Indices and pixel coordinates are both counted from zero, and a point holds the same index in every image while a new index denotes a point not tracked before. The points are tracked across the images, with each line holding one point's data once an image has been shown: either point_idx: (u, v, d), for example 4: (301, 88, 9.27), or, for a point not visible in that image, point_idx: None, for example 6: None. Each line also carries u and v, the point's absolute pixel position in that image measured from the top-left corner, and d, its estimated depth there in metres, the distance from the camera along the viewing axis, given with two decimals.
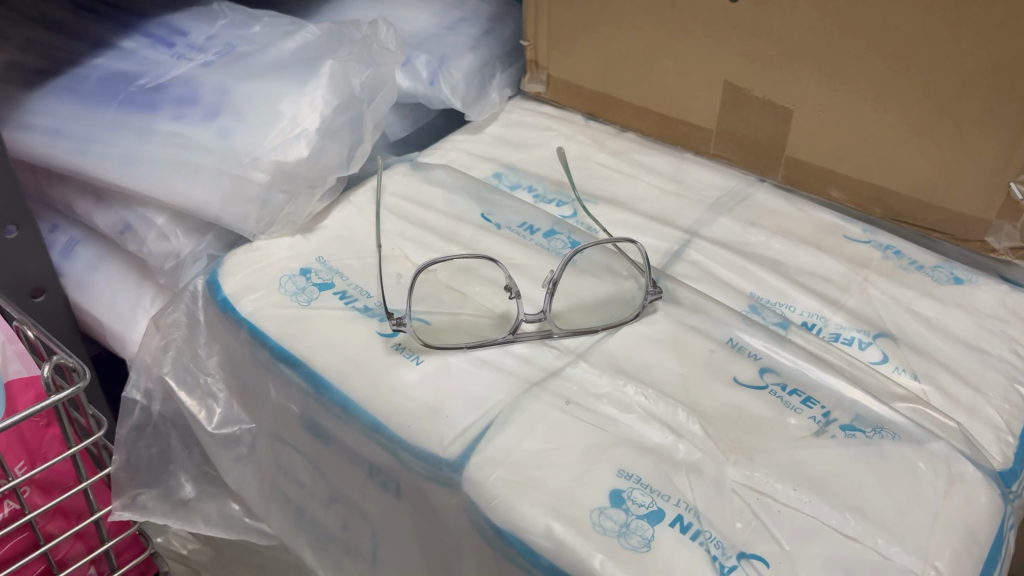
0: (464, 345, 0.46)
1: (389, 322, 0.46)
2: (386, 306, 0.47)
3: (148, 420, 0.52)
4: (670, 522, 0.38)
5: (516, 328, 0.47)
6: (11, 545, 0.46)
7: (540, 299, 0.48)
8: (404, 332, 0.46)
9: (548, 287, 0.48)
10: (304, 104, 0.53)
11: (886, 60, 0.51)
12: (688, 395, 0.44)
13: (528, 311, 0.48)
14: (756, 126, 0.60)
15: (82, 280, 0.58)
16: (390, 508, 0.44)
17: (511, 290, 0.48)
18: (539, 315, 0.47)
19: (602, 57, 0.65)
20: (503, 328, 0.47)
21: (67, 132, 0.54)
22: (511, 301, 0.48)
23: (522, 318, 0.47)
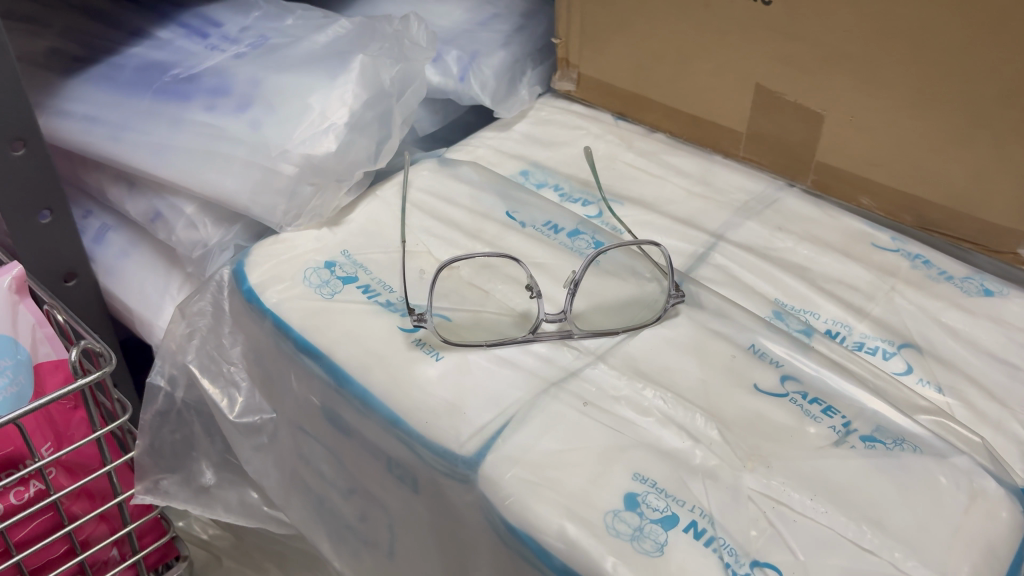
0: (484, 343, 0.46)
1: (409, 318, 0.46)
2: (407, 302, 0.47)
3: (172, 407, 0.51)
4: (683, 528, 0.38)
5: (536, 327, 0.47)
6: (36, 524, 0.48)
7: (561, 298, 0.48)
8: (425, 328, 0.46)
9: (570, 287, 0.48)
10: (334, 98, 0.53)
11: (921, 67, 0.50)
12: (707, 400, 0.44)
13: (549, 311, 0.48)
14: (788, 130, 0.59)
15: (114, 265, 0.59)
16: (407, 501, 0.45)
17: (532, 289, 0.48)
18: (560, 315, 0.47)
19: (634, 56, 0.65)
20: (523, 327, 0.47)
21: (102, 119, 0.54)
22: (533, 300, 0.48)
23: (542, 318, 0.47)
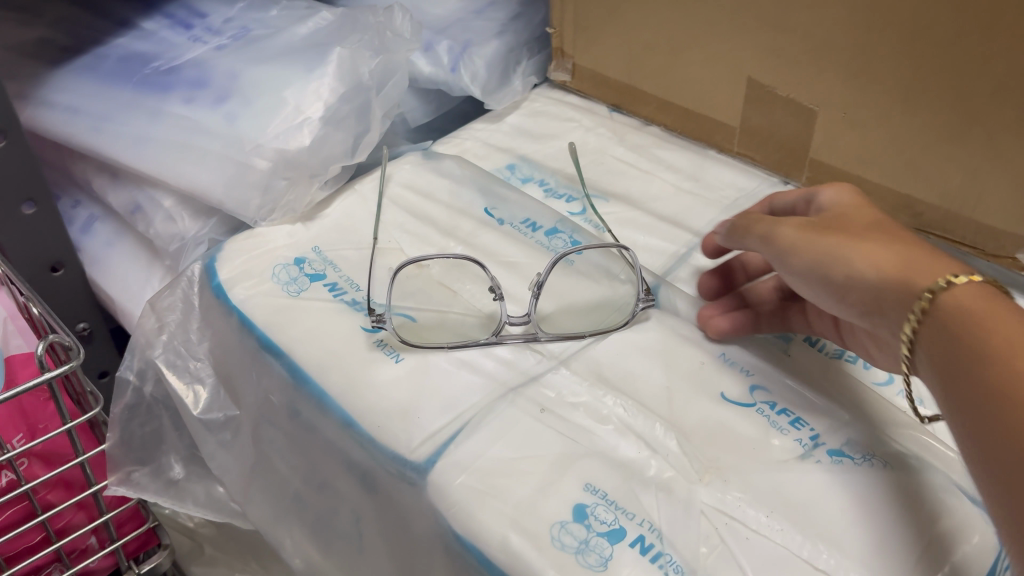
0: (446, 345, 0.45)
1: (369, 318, 0.46)
2: (369, 301, 0.47)
3: (141, 401, 0.52)
4: (630, 542, 0.37)
5: (500, 329, 0.46)
6: (9, 513, 0.49)
7: (527, 302, 0.48)
8: (385, 329, 0.45)
9: (533, 289, 0.48)
10: (310, 91, 0.53)
11: (914, 61, 0.48)
12: (669, 409, 0.43)
13: (515, 312, 0.47)
14: (781, 125, 0.57)
15: (99, 255, 0.60)
16: (364, 503, 0.44)
17: (496, 291, 0.47)
18: (525, 317, 0.47)
19: (626, 47, 0.63)
20: (487, 329, 0.46)
21: (84, 110, 0.55)
22: (497, 302, 0.47)
23: (506, 320, 0.46)
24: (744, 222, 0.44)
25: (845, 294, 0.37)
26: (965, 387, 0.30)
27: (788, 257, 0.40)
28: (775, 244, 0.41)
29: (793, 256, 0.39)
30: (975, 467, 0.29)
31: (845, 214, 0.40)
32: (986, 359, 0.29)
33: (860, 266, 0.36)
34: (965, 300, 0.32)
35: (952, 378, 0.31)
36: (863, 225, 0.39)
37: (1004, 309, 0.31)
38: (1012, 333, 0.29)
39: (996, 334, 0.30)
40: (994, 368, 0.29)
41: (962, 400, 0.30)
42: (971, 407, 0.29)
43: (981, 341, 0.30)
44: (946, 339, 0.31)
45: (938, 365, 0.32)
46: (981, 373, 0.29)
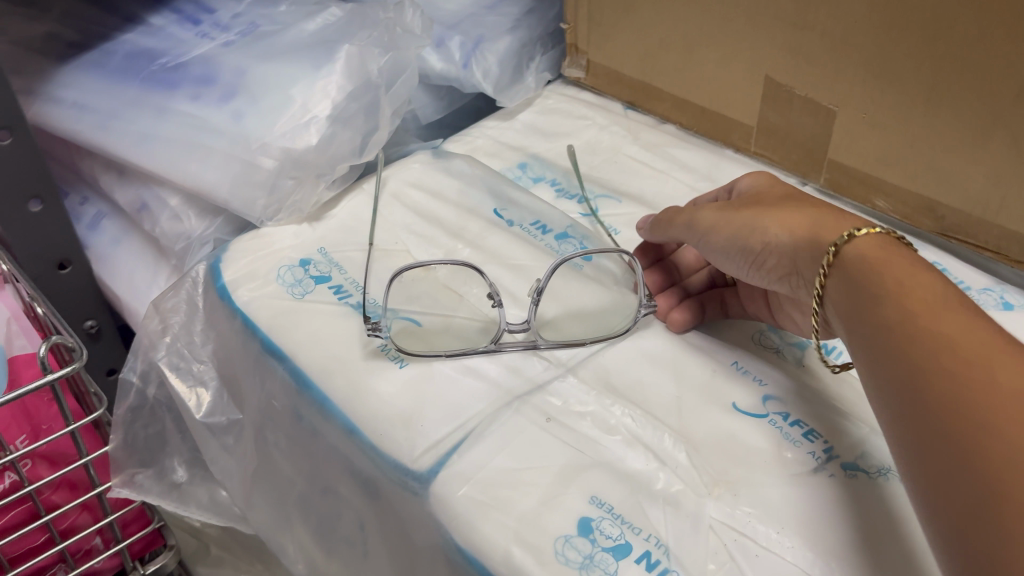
0: (446, 353, 0.44)
1: (366, 325, 0.44)
2: (366, 307, 0.45)
3: (144, 403, 0.51)
4: (636, 558, 0.36)
5: (499, 337, 0.45)
6: (12, 515, 0.48)
7: (529, 306, 0.47)
8: (382, 336, 0.44)
9: (534, 296, 0.46)
10: (317, 89, 0.52)
11: (934, 61, 0.47)
12: (679, 419, 0.42)
13: (513, 320, 0.46)
14: (799, 126, 0.56)
15: (106, 253, 0.59)
16: (367, 510, 0.44)
17: (495, 299, 0.46)
18: (525, 325, 0.45)
19: (641, 44, 0.62)
20: (486, 336, 0.45)
21: (91, 107, 0.54)
22: (496, 309, 0.46)
23: (505, 328, 0.45)
24: (665, 215, 0.48)
25: (763, 262, 0.41)
26: (866, 324, 0.33)
27: (711, 241, 0.44)
28: (697, 231, 0.45)
29: (715, 238, 0.43)
30: (871, 392, 0.32)
31: (756, 195, 0.45)
32: (883, 299, 0.33)
33: (771, 231, 0.40)
34: (866, 249, 0.36)
35: (852, 319, 0.34)
36: (772, 199, 0.43)
37: (902, 259, 0.35)
38: (905, 277, 0.33)
39: (894, 278, 0.34)
40: (891, 306, 0.33)
41: (863, 335, 0.33)
42: (869, 340, 0.33)
43: (907, 329, 0.31)
44: (850, 285, 0.35)
45: (841, 308, 0.35)
46: (877, 311, 0.33)
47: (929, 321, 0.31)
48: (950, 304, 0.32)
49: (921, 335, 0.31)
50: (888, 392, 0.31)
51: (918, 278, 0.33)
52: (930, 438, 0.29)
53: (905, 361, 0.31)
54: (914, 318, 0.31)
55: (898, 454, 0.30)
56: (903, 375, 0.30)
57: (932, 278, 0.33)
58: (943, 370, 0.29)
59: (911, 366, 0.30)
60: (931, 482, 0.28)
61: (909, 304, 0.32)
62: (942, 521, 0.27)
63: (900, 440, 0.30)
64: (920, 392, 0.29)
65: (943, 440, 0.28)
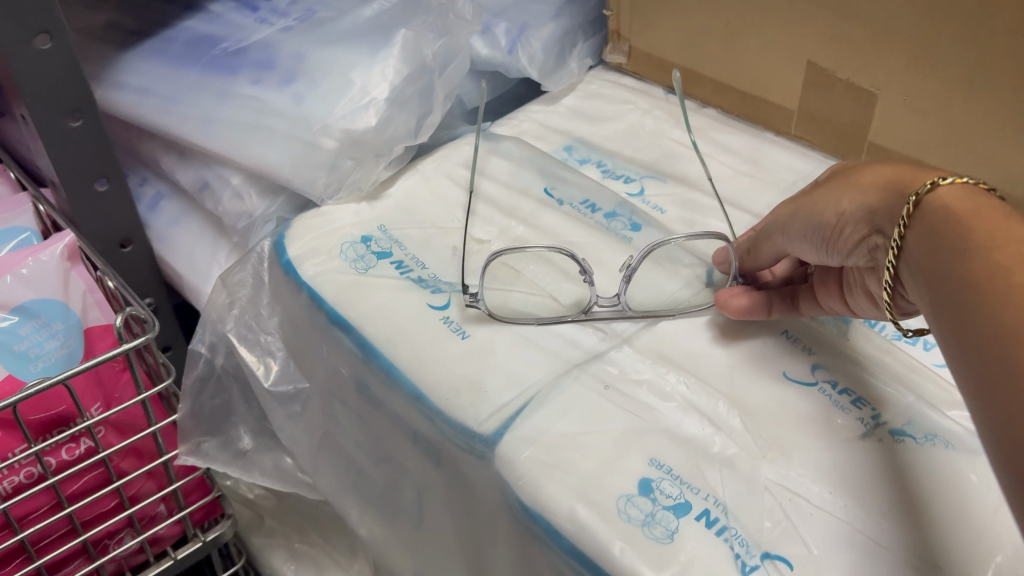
0: (529, 321, 0.46)
1: (464, 295, 0.47)
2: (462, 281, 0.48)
3: (212, 373, 0.53)
4: (695, 516, 0.38)
5: (588, 309, 0.47)
6: (86, 479, 0.51)
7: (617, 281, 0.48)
8: (479, 307, 0.46)
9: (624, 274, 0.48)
10: (375, 73, 0.54)
11: (976, 45, 0.48)
12: (730, 387, 0.43)
13: (602, 295, 0.48)
14: (840, 110, 0.57)
15: (166, 232, 0.61)
16: (429, 474, 0.46)
17: (586, 276, 0.47)
18: (613, 300, 0.47)
19: (684, 30, 0.64)
20: (576, 308, 0.47)
21: (154, 91, 0.56)
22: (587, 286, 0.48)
23: (594, 302, 0.47)
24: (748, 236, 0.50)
25: (841, 234, 0.41)
26: (950, 276, 0.32)
27: (788, 227, 0.45)
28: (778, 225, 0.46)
29: (794, 224, 0.44)
30: (947, 347, 0.31)
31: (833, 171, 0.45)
32: (972, 250, 0.32)
33: (849, 198, 0.40)
34: (954, 204, 0.35)
35: (933, 274, 0.34)
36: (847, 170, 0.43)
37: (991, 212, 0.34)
38: (996, 228, 0.32)
39: (985, 229, 0.33)
40: (982, 258, 0.32)
41: (945, 290, 0.32)
42: (953, 294, 0.32)
43: (999, 278, 0.30)
44: (931, 238, 0.34)
45: (921, 264, 0.35)
46: (962, 263, 0.32)
47: (1020, 273, 0.30)
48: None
49: (1010, 288, 0.30)
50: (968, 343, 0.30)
51: (1012, 231, 0.32)
52: (1011, 388, 0.27)
53: (994, 312, 0.30)
54: (1004, 268, 0.30)
55: (974, 404, 0.29)
56: (990, 326, 0.29)
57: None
58: None
59: (998, 319, 0.29)
60: (1010, 432, 0.27)
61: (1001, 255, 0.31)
62: (1011, 465, 0.27)
63: (977, 391, 0.29)
64: (1008, 344, 0.28)
65: None
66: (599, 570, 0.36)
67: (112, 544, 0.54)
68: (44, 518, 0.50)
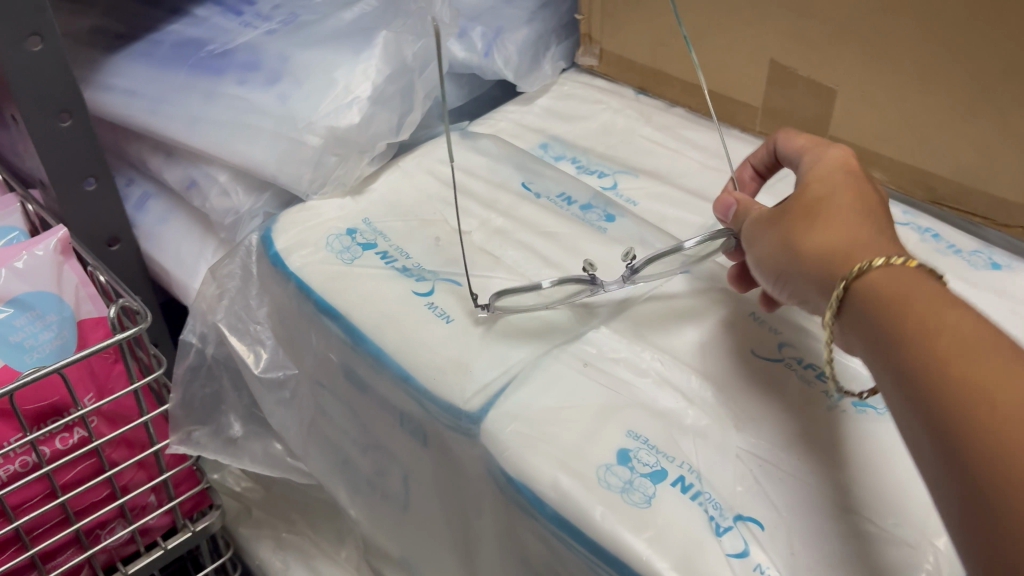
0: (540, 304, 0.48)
1: (476, 309, 0.48)
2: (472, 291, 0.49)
3: (203, 362, 0.55)
4: (671, 482, 0.40)
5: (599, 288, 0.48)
6: (78, 469, 0.52)
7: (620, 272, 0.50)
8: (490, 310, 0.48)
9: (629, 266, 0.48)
10: (358, 73, 0.56)
11: (927, 42, 0.51)
12: (702, 363, 0.46)
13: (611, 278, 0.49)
14: (801, 106, 0.60)
15: (153, 231, 0.63)
16: (416, 453, 0.48)
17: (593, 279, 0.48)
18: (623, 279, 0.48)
19: (652, 33, 0.66)
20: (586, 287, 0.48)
21: (141, 93, 0.58)
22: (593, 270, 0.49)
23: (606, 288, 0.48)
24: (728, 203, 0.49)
25: (784, 285, 0.41)
26: (892, 363, 0.32)
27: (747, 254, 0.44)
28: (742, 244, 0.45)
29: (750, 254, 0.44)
30: (905, 439, 0.31)
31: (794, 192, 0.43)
32: (907, 335, 0.31)
33: (789, 262, 0.39)
34: (886, 285, 0.34)
35: (875, 361, 0.33)
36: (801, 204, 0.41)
37: (925, 289, 0.33)
38: (925, 312, 0.31)
39: (914, 314, 0.32)
40: (914, 347, 0.31)
41: (890, 377, 0.32)
42: (895, 386, 0.31)
43: (936, 366, 0.29)
44: (867, 321, 0.33)
45: (862, 345, 0.34)
46: (896, 358, 0.31)
47: (957, 363, 0.29)
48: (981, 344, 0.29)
49: (948, 380, 0.29)
50: (924, 440, 0.30)
51: (943, 310, 0.31)
52: (972, 483, 0.27)
53: (935, 412, 0.29)
54: (936, 362, 0.30)
55: (940, 503, 0.29)
56: (940, 420, 0.29)
57: (958, 312, 0.31)
58: (977, 416, 0.27)
59: (941, 413, 0.29)
60: (980, 530, 0.27)
61: (935, 343, 0.30)
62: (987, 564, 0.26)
63: (942, 488, 0.28)
64: (959, 438, 0.28)
65: (991, 484, 0.26)
66: (580, 535, 0.38)
67: (104, 533, 0.55)
68: (39, 506, 0.51)
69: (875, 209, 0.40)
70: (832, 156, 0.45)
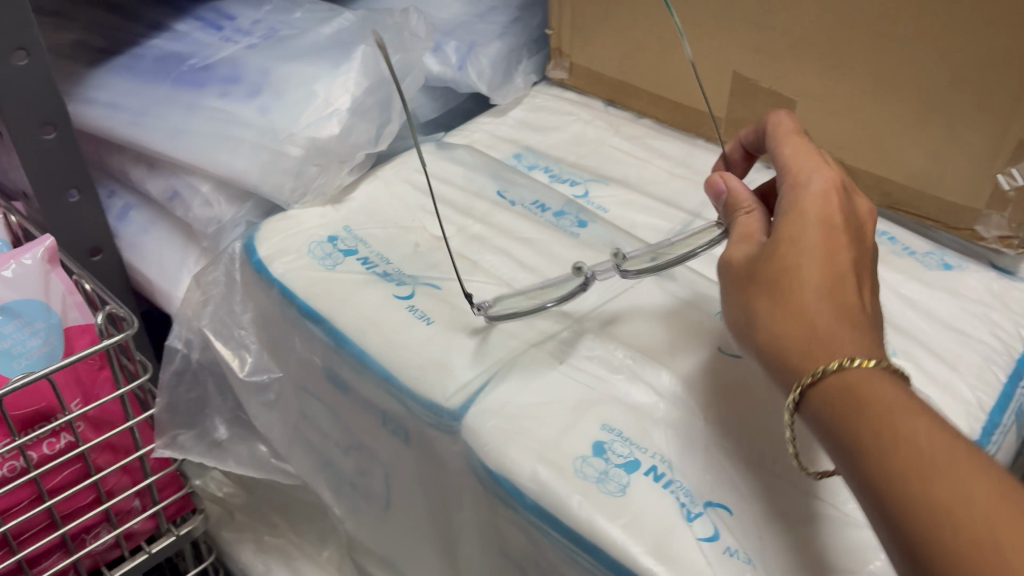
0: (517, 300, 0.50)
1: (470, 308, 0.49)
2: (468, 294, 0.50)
3: (188, 367, 0.57)
4: (644, 471, 0.42)
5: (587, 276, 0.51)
6: (65, 474, 0.53)
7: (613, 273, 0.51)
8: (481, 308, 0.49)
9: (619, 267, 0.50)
10: (337, 86, 0.58)
11: (881, 54, 0.54)
12: (673, 360, 0.48)
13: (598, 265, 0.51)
14: (763, 115, 0.63)
15: (135, 241, 0.64)
16: (399, 452, 0.49)
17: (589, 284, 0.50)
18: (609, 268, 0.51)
19: (620, 47, 0.69)
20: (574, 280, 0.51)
21: (123, 106, 0.59)
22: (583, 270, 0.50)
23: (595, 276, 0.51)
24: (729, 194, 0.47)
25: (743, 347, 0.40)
26: (854, 472, 0.32)
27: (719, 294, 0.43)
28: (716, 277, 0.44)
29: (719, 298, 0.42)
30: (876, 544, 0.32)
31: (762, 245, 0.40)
32: (868, 448, 0.32)
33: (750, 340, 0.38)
34: (846, 387, 0.33)
35: (838, 465, 0.33)
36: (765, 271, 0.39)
37: (888, 395, 0.33)
38: (889, 424, 0.32)
39: (874, 425, 0.32)
40: (876, 460, 0.31)
41: (855, 484, 0.32)
42: (863, 497, 0.32)
43: (898, 485, 0.30)
44: (828, 424, 0.34)
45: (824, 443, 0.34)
46: (858, 472, 0.32)
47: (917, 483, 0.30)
48: (949, 465, 0.30)
49: (912, 499, 0.30)
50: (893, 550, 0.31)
51: (904, 419, 0.32)
52: None
53: (902, 528, 0.30)
54: (901, 482, 0.30)
55: None
56: (906, 537, 0.30)
57: (925, 421, 0.31)
58: (944, 540, 0.28)
59: (906, 531, 0.29)
60: None
61: (895, 462, 0.30)
62: None
63: None
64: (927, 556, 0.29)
65: None
66: (559, 523, 0.40)
67: (89, 538, 0.56)
68: (25, 511, 0.51)
69: (845, 283, 0.38)
70: (813, 203, 0.41)
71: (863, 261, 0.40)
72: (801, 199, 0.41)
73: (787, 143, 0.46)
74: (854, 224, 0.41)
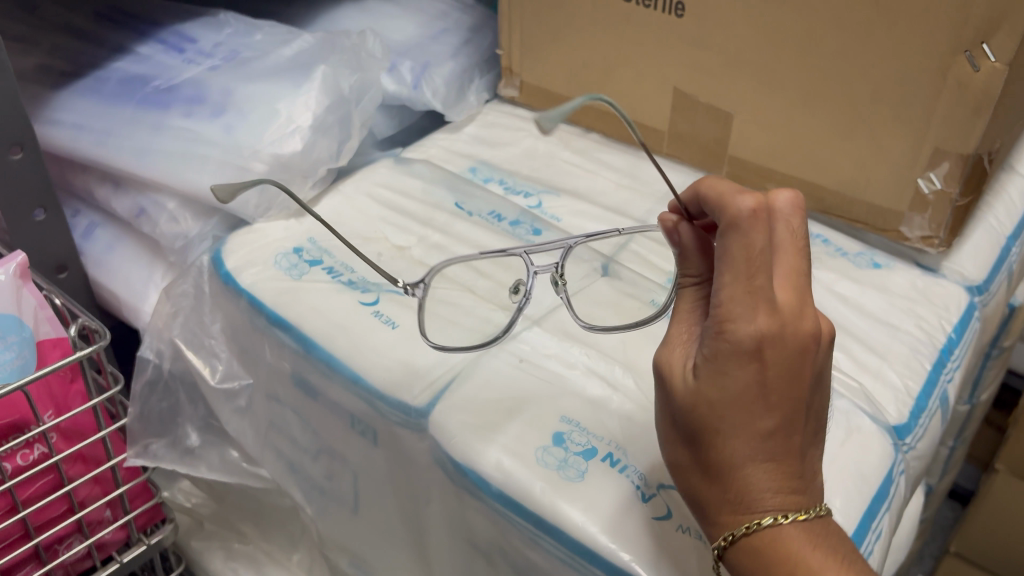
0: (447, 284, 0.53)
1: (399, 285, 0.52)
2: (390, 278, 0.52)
3: (160, 377, 0.59)
4: (600, 458, 0.45)
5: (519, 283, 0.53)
6: (38, 485, 0.54)
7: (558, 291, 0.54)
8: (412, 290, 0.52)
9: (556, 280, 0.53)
10: (299, 104, 0.60)
11: (808, 71, 0.59)
12: (625, 355, 0.51)
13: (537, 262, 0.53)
14: (702, 128, 0.67)
15: (101, 258, 0.66)
16: (367, 453, 0.52)
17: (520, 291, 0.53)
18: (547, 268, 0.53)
19: (567, 65, 0.73)
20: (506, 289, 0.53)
21: (89, 126, 0.61)
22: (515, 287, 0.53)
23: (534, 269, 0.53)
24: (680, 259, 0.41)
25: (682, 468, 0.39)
26: None
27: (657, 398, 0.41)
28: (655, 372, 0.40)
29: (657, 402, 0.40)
30: None
31: (687, 401, 0.37)
32: None
33: (681, 482, 0.38)
34: (756, 553, 0.36)
35: None
36: (693, 432, 0.37)
37: (797, 553, 0.35)
38: None
39: None
40: None
41: None
42: None
43: None
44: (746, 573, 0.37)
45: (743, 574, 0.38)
46: None
47: None
48: None
49: None
50: None
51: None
52: None
53: None
54: None
55: None
56: None
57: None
58: None
59: None
60: None
61: None
62: None
63: None
64: None
65: None
66: (523, 509, 0.43)
67: (62, 549, 0.57)
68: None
69: (773, 444, 0.36)
70: (739, 366, 0.35)
71: (801, 403, 0.36)
72: (725, 357, 0.36)
73: (734, 258, 0.36)
74: (790, 373, 0.36)
